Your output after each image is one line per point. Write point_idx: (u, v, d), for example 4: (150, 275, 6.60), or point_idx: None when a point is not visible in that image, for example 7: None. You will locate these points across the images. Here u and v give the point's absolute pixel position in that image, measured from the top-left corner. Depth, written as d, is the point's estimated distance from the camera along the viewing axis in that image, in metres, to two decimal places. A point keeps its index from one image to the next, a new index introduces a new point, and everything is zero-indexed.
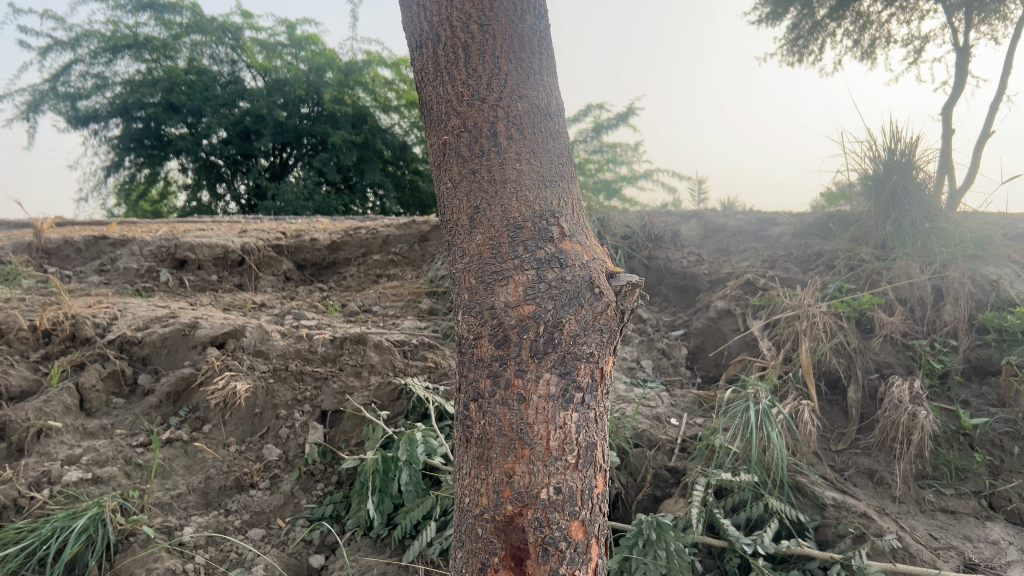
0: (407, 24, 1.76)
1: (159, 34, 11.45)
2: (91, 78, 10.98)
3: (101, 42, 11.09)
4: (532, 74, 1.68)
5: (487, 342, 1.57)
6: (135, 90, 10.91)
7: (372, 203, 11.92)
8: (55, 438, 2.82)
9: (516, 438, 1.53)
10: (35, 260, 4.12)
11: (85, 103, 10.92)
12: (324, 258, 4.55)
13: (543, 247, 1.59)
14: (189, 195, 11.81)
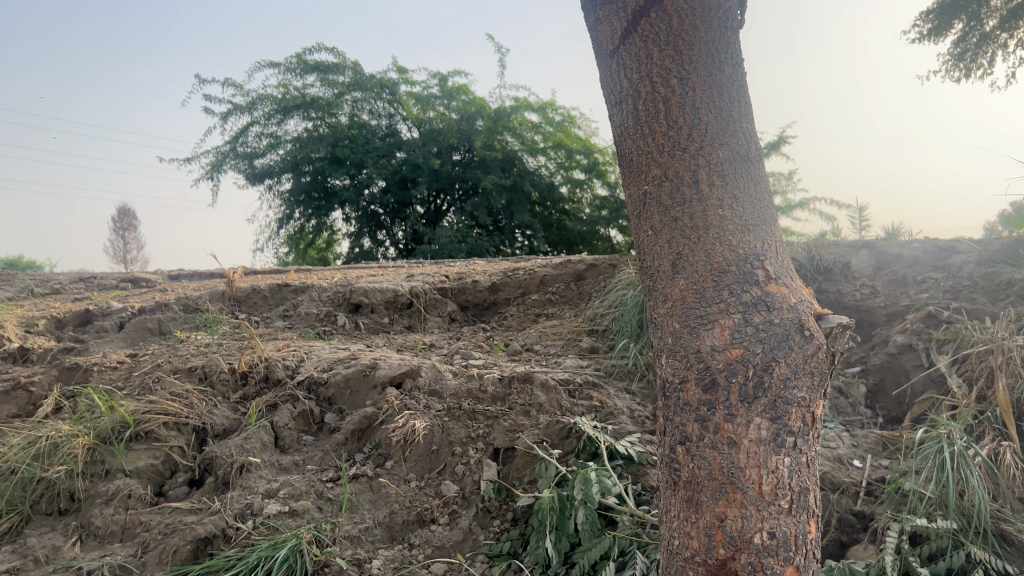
0: (606, 83, 1.83)
1: (324, 93, 12.20)
2: (265, 138, 11.94)
3: (274, 104, 12.01)
4: (731, 122, 1.70)
5: (693, 386, 1.60)
6: (304, 146, 11.69)
7: (521, 242, 12.25)
8: (255, 472, 3.04)
9: (727, 482, 1.55)
10: (228, 307, 4.51)
11: (261, 161, 11.88)
12: (485, 299, 4.70)
13: (749, 290, 1.59)
14: (352, 242, 12.55)
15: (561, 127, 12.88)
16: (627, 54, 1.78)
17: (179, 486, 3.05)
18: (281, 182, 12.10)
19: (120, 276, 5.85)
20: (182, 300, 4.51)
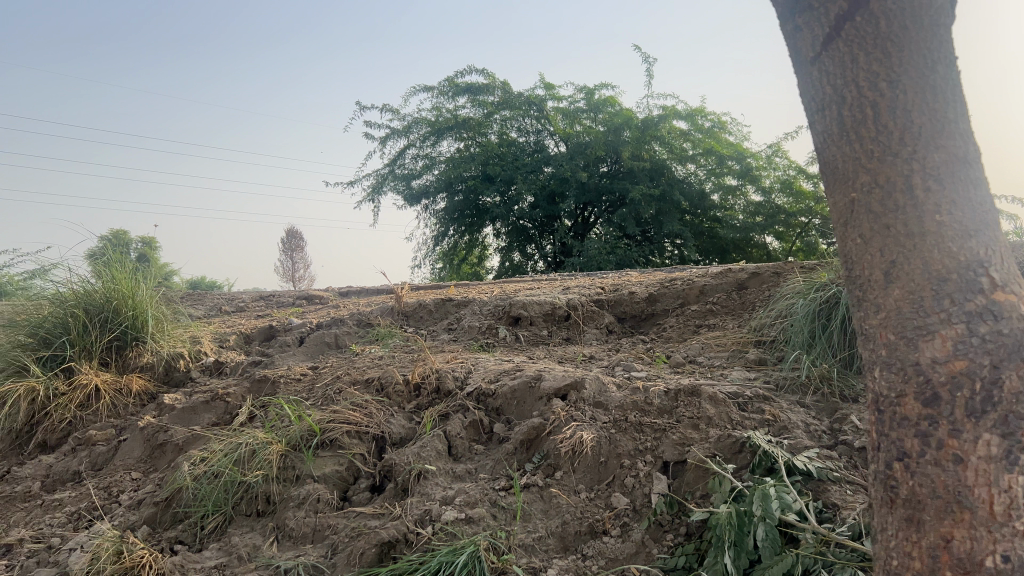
0: (805, 88, 1.81)
1: (474, 113, 12.70)
2: (421, 159, 12.51)
3: (428, 126, 12.59)
4: (948, 124, 1.64)
5: (913, 400, 1.64)
6: (457, 166, 12.15)
7: (670, 252, 12.17)
8: (432, 479, 3.17)
9: (954, 501, 1.58)
10: (397, 321, 4.74)
11: (417, 182, 12.41)
12: (643, 310, 4.67)
13: (973, 299, 1.59)
14: (503, 257, 12.86)
15: (711, 133, 12.62)
16: (829, 60, 1.75)
17: (361, 492, 3.21)
18: (437, 202, 12.64)
19: (295, 294, 6.26)
20: (356, 316, 4.80)
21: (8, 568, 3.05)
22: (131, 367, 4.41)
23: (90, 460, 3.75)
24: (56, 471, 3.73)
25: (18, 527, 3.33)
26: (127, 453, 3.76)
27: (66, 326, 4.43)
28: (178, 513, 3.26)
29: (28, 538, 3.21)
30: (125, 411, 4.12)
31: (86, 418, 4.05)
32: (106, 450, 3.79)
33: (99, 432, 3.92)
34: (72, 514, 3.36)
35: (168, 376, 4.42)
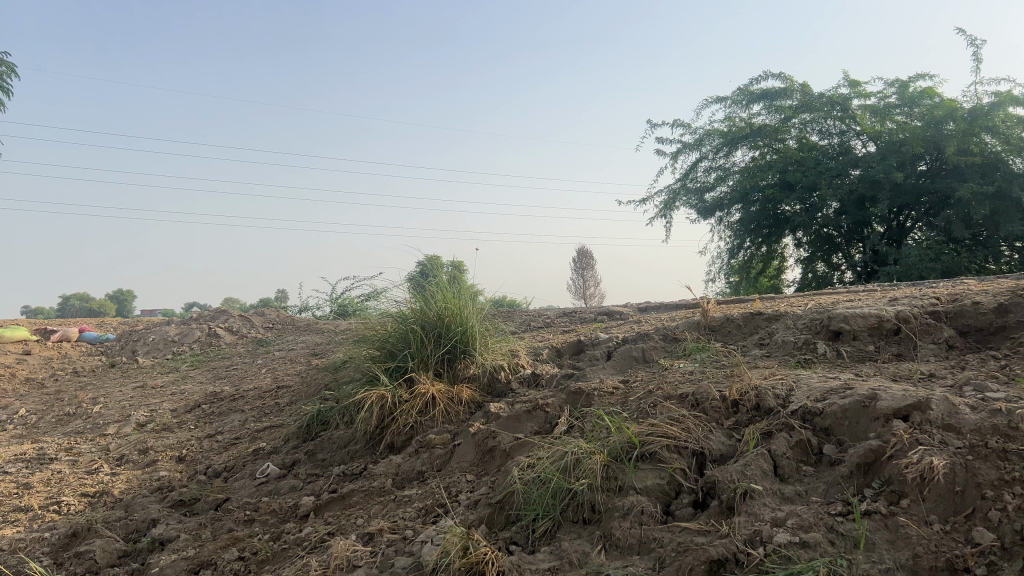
0: None
1: (771, 121, 12.91)
2: (714, 171, 13.50)
3: (720, 138, 13.41)
4: None
5: None
6: (753, 175, 12.52)
7: (1009, 257, 10.87)
8: (759, 499, 3.01)
9: None
10: (704, 335, 4.68)
11: (710, 195, 13.54)
12: (990, 323, 4.10)
13: None
14: (807, 267, 13.02)
15: None
16: None
17: (685, 507, 3.13)
18: (732, 214, 13.41)
19: (597, 310, 6.47)
20: (663, 332, 4.84)
21: (372, 554, 3.45)
22: (460, 377, 4.84)
23: (431, 462, 4.16)
24: (403, 470, 4.19)
25: (376, 518, 3.77)
26: (461, 457, 4.10)
27: (407, 341, 4.97)
28: (510, 515, 3.45)
29: (386, 529, 3.62)
30: (457, 418, 4.51)
31: (425, 423, 4.51)
32: (443, 454, 4.19)
33: (437, 436, 4.34)
34: (421, 510, 3.73)
35: (491, 387, 4.78)
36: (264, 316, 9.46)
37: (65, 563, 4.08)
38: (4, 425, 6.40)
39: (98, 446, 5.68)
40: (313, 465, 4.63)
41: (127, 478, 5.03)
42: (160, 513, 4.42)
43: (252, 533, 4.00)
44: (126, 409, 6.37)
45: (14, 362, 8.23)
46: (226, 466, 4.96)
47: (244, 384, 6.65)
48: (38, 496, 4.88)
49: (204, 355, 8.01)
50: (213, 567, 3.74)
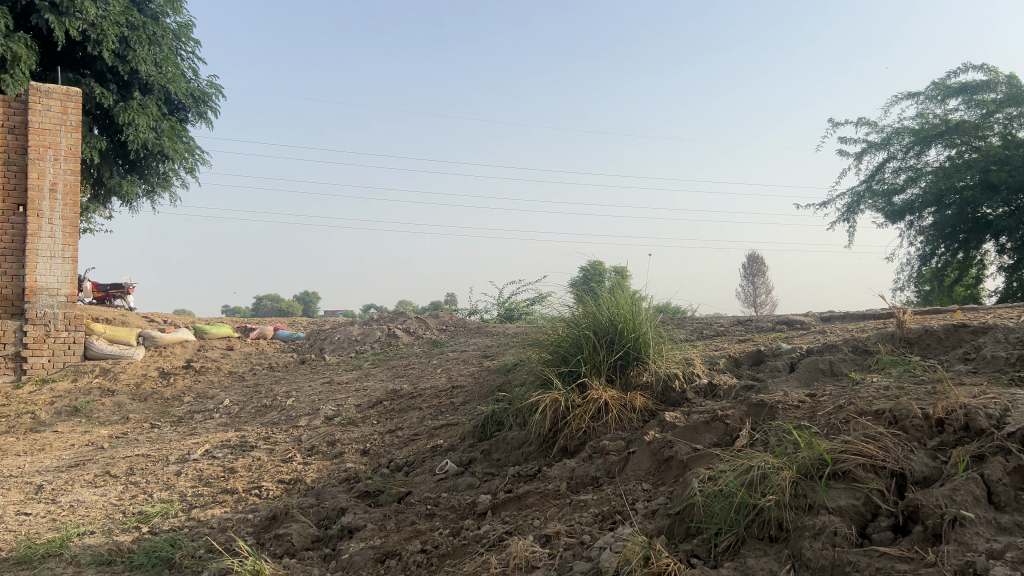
0: None
1: (971, 117, 12.22)
2: (903, 172, 12.85)
3: (911, 136, 12.79)
4: None
5: None
6: (949, 176, 11.92)
7: None
8: (970, 528, 2.74)
9: None
10: (899, 348, 4.38)
11: (899, 198, 12.87)
12: None
13: None
14: (1011, 275, 12.22)
15: None
16: None
17: (883, 531, 2.92)
18: (925, 217, 12.76)
19: (775, 318, 6.23)
20: (853, 344, 4.60)
21: (551, 556, 3.48)
22: (633, 384, 4.80)
23: (606, 468, 4.15)
24: (578, 474, 4.21)
25: (553, 520, 3.81)
26: (637, 465, 4.06)
27: (580, 346, 5.00)
28: (691, 527, 3.37)
29: (563, 532, 3.64)
30: (630, 425, 4.48)
31: (598, 429, 4.51)
32: (619, 460, 4.17)
33: (612, 442, 4.32)
34: (597, 515, 3.72)
35: (665, 395, 4.71)
36: (438, 318, 9.84)
37: (266, 543, 4.42)
38: (211, 414, 7.05)
39: (292, 436, 6.12)
40: (489, 464, 4.75)
41: (317, 468, 5.38)
42: (348, 503, 4.69)
43: (433, 527, 4.16)
44: (315, 403, 6.82)
45: (219, 357, 9.04)
46: (406, 460, 5.20)
47: (421, 382, 6.93)
48: (242, 480, 5.33)
49: (384, 354, 8.43)
50: (398, 557, 3.93)
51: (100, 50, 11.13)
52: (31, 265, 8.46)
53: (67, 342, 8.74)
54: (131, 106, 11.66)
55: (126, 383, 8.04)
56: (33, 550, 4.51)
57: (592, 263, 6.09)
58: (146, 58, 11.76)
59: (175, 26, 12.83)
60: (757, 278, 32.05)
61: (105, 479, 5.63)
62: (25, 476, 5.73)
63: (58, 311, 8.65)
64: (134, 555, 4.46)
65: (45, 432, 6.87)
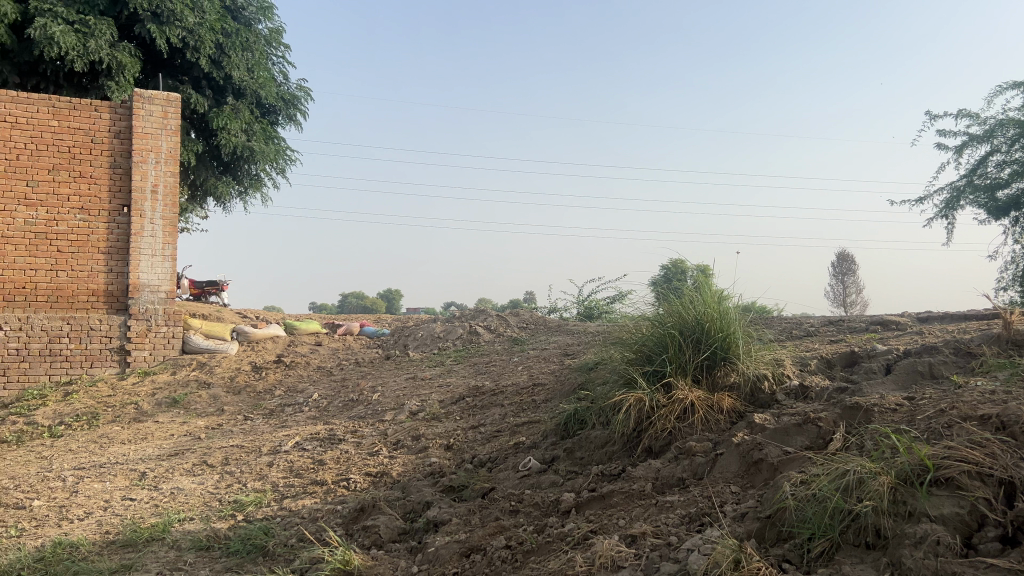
0: None
1: None
2: (1007, 165, 12.24)
3: (1016, 128, 12.18)
4: None
5: None
6: None
7: None
8: None
9: None
10: (1005, 351, 4.17)
11: (1003, 193, 12.30)
12: None
13: None
14: None
15: None
16: None
17: (991, 542, 2.78)
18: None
19: (869, 318, 6.01)
20: (954, 346, 4.40)
21: (637, 556, 3.46)
22: (721, 385, 4.73)
23: (692, 469, 4.10)
24: (663, 475, 4.16)
25: (639, 521, 3.77)
26: (725, 466, 3.99)
27: (664, 346, 4.94)
28: (782, 532, 3.30)
29: (649, 532, 3.61)
30: (717, 426, 4.40)
31: (684, 429, 4.45)
32: (705, 461, 4.10)
33: (698, 443, 4.26)
34: (684, 517, 3.68)
35: (753, 397, 4.62)
36: (519, 316, 9.88)
37: (354, 534, 4.53)
38: (301, 407, 7.27)
39: (378, 430, 6.26)
40: (572, 462, 4.75)
41: (403, 462, 5.48)
42: (433, 497, 4.76)
43: (517, 524, 4.18)
44: (400, 398, 6.95)
45: (308, 352, 9.31)
46: (490, 457, 5.25)
47: (503, 379, 6.98)
48: (330, 472, 5.48)
49: (466, 351, 8.52)
50: (483, 552, 3.97)
51: (198, 56, 11.60)
52: (134, 263, 8.91)
53: (167, 336, 9.15)
54: (224, 111, 12.13)
55: (221, 376, 8.37)
56: (138, 533, 4.75)
57: (673, 262, 6.00)
58: (239, 63, 12.21)
59: (266, 31, 13.26)
60: (847, 277, 31.02)
61: (202, 468, 5.88)
62: (130, 463, 6.04)
63: (159, 307, 9.07)
64: (231, 541, 4.64)
65: (147, 422, 7.22)
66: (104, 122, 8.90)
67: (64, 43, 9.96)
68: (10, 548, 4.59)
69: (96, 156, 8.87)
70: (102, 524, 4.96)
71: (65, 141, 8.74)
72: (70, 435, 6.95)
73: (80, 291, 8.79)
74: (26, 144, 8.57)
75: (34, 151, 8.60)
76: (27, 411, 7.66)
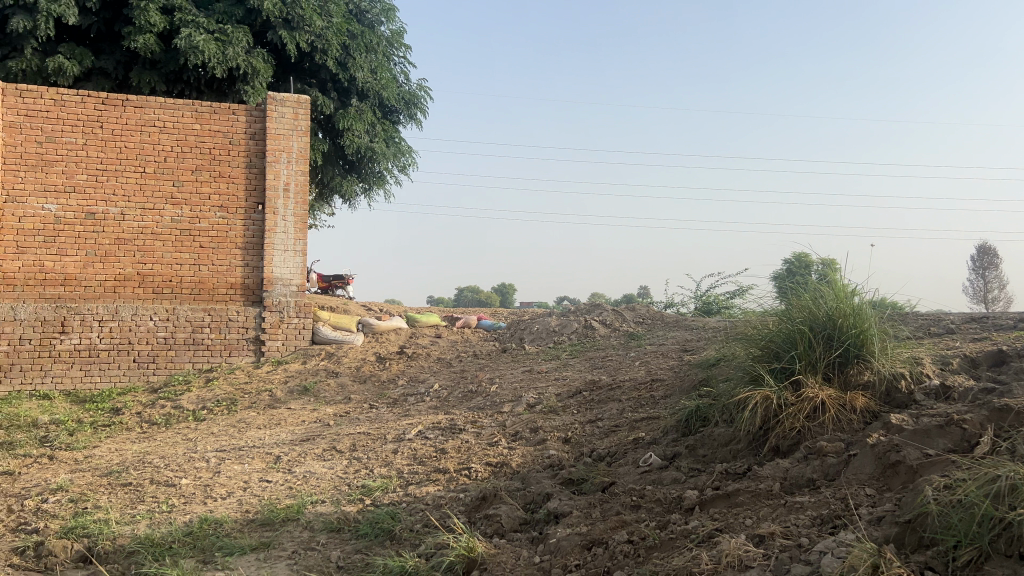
0: None
1: None
2: None
3: None
4: None
5: None
6: None
7: None
8: None
9: None
10: None
11: None
12: None
13: None
14: None
15: None
16: None
17: None
18: None
19: (1017, 315, 5.62)
20: None
21: (766, 556, 3.37)
22: (853, 384, 4.55)
23: (823, 470, 3.96)
24: (792, 475, 4.04)
25: (767, 521, 3.68)
26: (859, 468, 3.84)
27: (793, 342, 4.78)
28: (924, 538, 3.14)
29: (779, 533, 3.51)
30: (850, 426, 4.24)
31: (814, 429, 4.31)
32: (837, 463, 3.96)
33: (830, 444, 4.11)
34: (816, 519, 3.56)
35: (890, 397, 4.42)
36: (635, 310, 9.81)
37: (477, 522, 4.62)
38: (422, 397, 7.48)
39: (497, 421, 6.36)
40: (694, 459, 4.68)
41: (522, 453, 5.55)
42: (554, 489, 4.80)
43: (639, 519, 4.16)
44: (518, 391, 7.04)
45: (429, 344, 9.55)
46: (609, 451, 5.24)
47: (621, 374, 6.96)
48: (452, 461, 5.61)
49: (582, 345, 8.53)
50: (605, 546, 3.97)
51: (326, 58, 12.08)
52: (268, 258, 9.40)
53: (298, 327, 9.59)
54: (350, 112, 12.61)
55: (348, 366, 8.71)
56: (276, 513, 5.02)
57: (797, 255, 5.80)
58: (363, 64, 12.63)
59: (389, 32, 13.68)
60: (988, 272, 29.11)
61: (332, 453, 6.15)
62: (266, 447, 6.39)
63: (290, 300, 9.54)
64: (360, 524, 4.84)
65: (281, 408, 7.61)
66: (241, 124, 9.42)
67: (205, 51, 10.60)
68: (163, 522, 4.96)
69: (233, 156, 9.40)
70: (242, 503, 5.27)
71: (206, 143, 9.31)
72: (212, 419, 7.42)
73: (220, 284, 9.35)
74: (172, 146, 9.18)
75: (179, 153, 9.21)
76: (174, 396, 8.23)
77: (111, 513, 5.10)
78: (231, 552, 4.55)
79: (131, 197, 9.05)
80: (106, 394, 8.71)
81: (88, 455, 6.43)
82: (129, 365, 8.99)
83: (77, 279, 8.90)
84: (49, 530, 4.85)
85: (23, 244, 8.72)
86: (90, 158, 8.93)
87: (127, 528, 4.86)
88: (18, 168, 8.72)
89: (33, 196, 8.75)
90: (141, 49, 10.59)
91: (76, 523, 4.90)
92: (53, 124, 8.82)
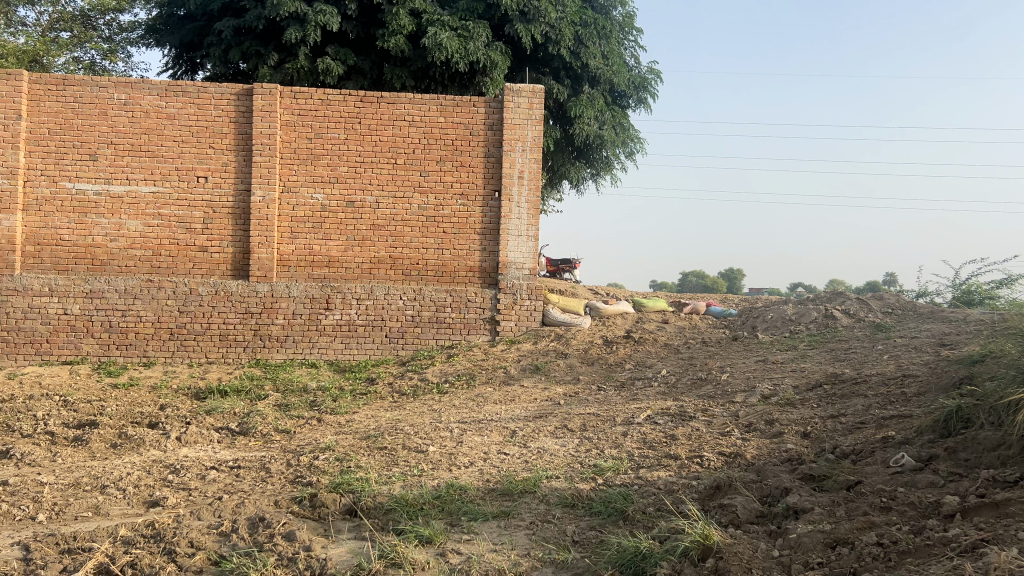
0: None
1: None
2: None
3: None
4: None
5: None
6: None
7: None
8: None
9: None
10: None
11: None
12: None
13: None
14: None
15: None
16: None
17: None
18: None
19: None
20: None
21: None
22: None
23: None
24: None
25: None
26: None
27: None
28: None
29: None
30: None
31: None
32: None
33: None
34: None
35: None
36: (881, 300, 9.15)
37: (711, 510, 4.58)
38: (651, 381, 7.53)
39: (729, 411, 6.25)
40: (955, 463, 4.33)
41: (757, 445, 5.42)
42: (793, 484, 4.64)
43: (889, 521, 3.92)
44: (751, 380, 6.87)
45: (656, 329, 9.56)
46: (853, 448, 4.97)
47: (866, 368, 6.55)
48: (684, 448, 5.61)
49: (822, 336, 8.14)
50: (851, 546, 3.79)
51: (559, 49, 12.39)
52: (503, 243, 9.88)
53: (530, 309, 9.97)
54: (581, 99, 12.87)
55: (577, 347, 8.95)
56: (514, 485, 5.30)
57: None
58: (596, 52, 12.81)
59: (620, 17, 13.73)
60: None
61: (564, 431, 6.37)
62: (503, 422, 6.75)
63: (523, 283, 9.94)
64: (593, 502, 4.99)
65: (515, 386, 8.00)
66: (481, 116, 9.92)
67: (449, 47, 11.27)
68: (415, 484, 5.42)
69: (473, 146, 9.94)
70: (484, 472, 5.62)
71: (450, 135, 9.92)
72: (453, 392, 7.97)
73: (460, 267, 9.99)
74: (419, 139, 9.88)
75: (426, 144, 9.89)
76: (421, 369, 8.93)
77: (371, 472, 5.66)
78: (475, 517, 4.88)
79: (385, 186, 9.87)
80: (362, 365, 9.62)
81: (349, 419, 7.17)
82: (381, 340, 9.84)
83: (339, 261, 9.90)
84: (321, 484, 5.47)
85: (295, 230, 9.84)
86: (350, 151, 9.84)
87: (384, 487, 5.38)
88: (291, 162, 9.81)
89: (303, 186, 9.83)
90: (393, 49, 11.48)
91: (343, 480, 5.49)
92: (319, 122, 9.81)
